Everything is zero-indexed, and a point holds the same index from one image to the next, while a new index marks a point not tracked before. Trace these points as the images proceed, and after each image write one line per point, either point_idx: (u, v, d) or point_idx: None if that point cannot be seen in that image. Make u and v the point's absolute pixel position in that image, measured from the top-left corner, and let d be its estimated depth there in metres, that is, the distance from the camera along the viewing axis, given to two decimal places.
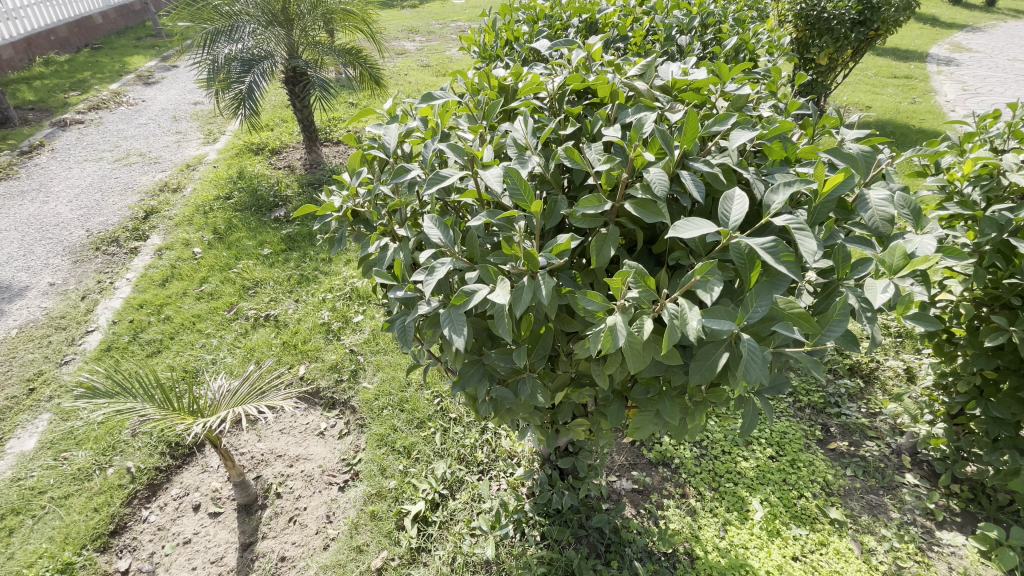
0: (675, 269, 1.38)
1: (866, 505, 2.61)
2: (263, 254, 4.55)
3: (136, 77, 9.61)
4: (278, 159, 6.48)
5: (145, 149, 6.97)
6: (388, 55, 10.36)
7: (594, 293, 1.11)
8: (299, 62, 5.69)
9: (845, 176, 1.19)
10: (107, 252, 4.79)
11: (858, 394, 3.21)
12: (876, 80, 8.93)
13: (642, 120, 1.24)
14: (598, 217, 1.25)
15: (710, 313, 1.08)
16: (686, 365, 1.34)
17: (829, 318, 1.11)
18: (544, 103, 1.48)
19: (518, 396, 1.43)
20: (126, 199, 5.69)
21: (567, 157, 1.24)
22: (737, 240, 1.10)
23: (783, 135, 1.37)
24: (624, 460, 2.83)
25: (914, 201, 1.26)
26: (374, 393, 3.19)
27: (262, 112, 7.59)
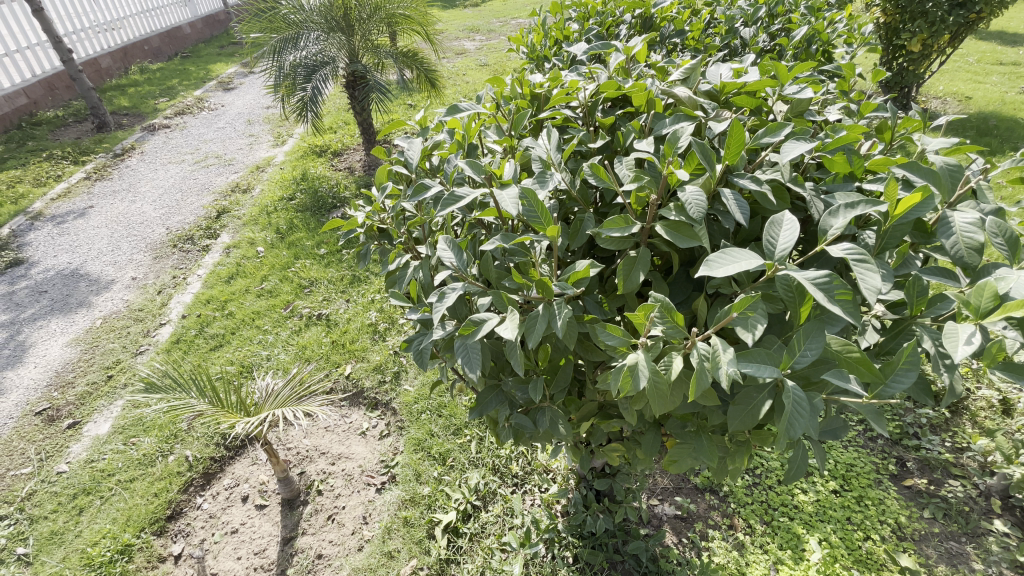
0: (716, 296, 1.25)
1: (944, 553, 2.32)
2: (320, 254, 4.72)
3: (218, 84, 10.33)
4: (339, 160, 6.73)
5: (221, 151, 7.48)
6: (447, 55, 10.47)
7: (615, 328, 1.02)
8: (358, 66, 5.86)
9: (922, 196, 1.01)
10: (182, 250, 5.17)
11: (942, 425, 2.85)
12: (978, 67, 7.96)
13: (677, 133, 1.12)
14: (627, 239, 1.16)
15: (748, 354, 0.96)
16: (725, 404, 1.22)
17: (895, 366, 0.95)
18: (575, 113, 1.39)
19: (538, 425, 1.38)
20: (201, 199, 6.13)
21: (593, 175, 1.15)
22: (785, 271, 0.97)
23: (848, 146, 1.20)
24: (668, 483, 2.68)
25: (1010, 228, 1.04)
26: (415, 396, 3.22)
27: (327, 115, 7.93)
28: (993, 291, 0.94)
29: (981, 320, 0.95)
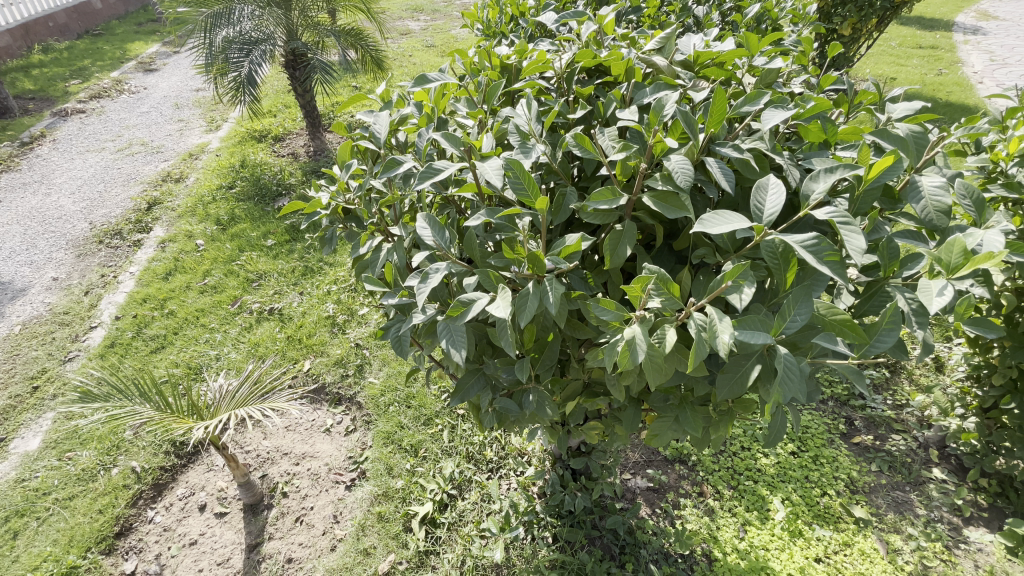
0: (698, 267, 1.25)
1: (892, 502, 2.49)
2: (267, 246, 4.43)
3: (137, 66, 9.46)
4: (281, 146, 6.34)
5: (148, 138, 6.90)
6: (391, 36, 10.04)
7: (609, 302, 1.00)
8: (298, 44, 5.51)
9: (895, 159, 1.04)
10: (110, 246, 4.76)
11: (884, 384, 3.04)
12: (900, 51, 8.53)
13: (661, 101, 1.09)
14: (612, 212, 1.14)
15: (742, 322, 0.96)
16: (712, 374, 1.22)
17: (880, 326, 0.97)
18: (551, 83, 1.34)
19: (523, 408, 1.37)
20: (129, 190, 5.64)
21: (578, 146, 1.11)
22: (772, 237, 0.98)
23: (821, 114, 1.22)
24: (639, 457, 2.72)
25: (976, 189, 1.11)
26: (380, 389, 3.11)
27: (264, 98, 7.44)
28: (961, 247, 0.98)
29: (952, 276, 0.99)
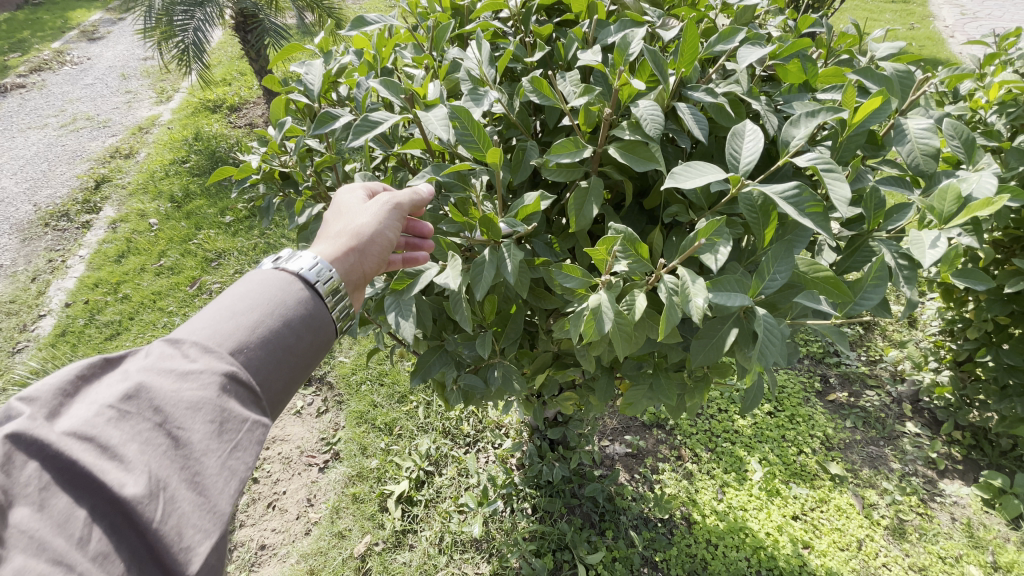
0: (671, 227, 1.16)
1: (867, 457, 2.52)
2: (226, 222, 4.19)
3: (79, 34, 8.78)
4: (238, 116, 5.98)
5: (93, 112, 6.45)
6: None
7: (573, 267, 0.90)
8: (247, 4, 5.11)
9: (882, 99, 0.94)
10: (57, 228, 4.47)
11: (858, 340, 3.03)
12: (874, 5, 8.40)
13: (627, 39, 0.97)
14: (576, 167, 1.03)
15: (718, 284, 0.87)
16: (687, 341, 1.15)
17: (864, 282, 0.90)
18: (506, 26, 1.20)
19: (489, 385, 1.28)
20: (74, 168, 5.28)
21: (535, 92, 0.99)
22: (750, 188, 0.88)
23: (801, 53, 1.11)
24: (617, 423, 2.69)
25: (966, 129, 1.03)
26: (351, 367, 3.00)
27: (218, 65, 6.98)
28: (955, 193, 0.89)
29: (945, 225, 0.91)
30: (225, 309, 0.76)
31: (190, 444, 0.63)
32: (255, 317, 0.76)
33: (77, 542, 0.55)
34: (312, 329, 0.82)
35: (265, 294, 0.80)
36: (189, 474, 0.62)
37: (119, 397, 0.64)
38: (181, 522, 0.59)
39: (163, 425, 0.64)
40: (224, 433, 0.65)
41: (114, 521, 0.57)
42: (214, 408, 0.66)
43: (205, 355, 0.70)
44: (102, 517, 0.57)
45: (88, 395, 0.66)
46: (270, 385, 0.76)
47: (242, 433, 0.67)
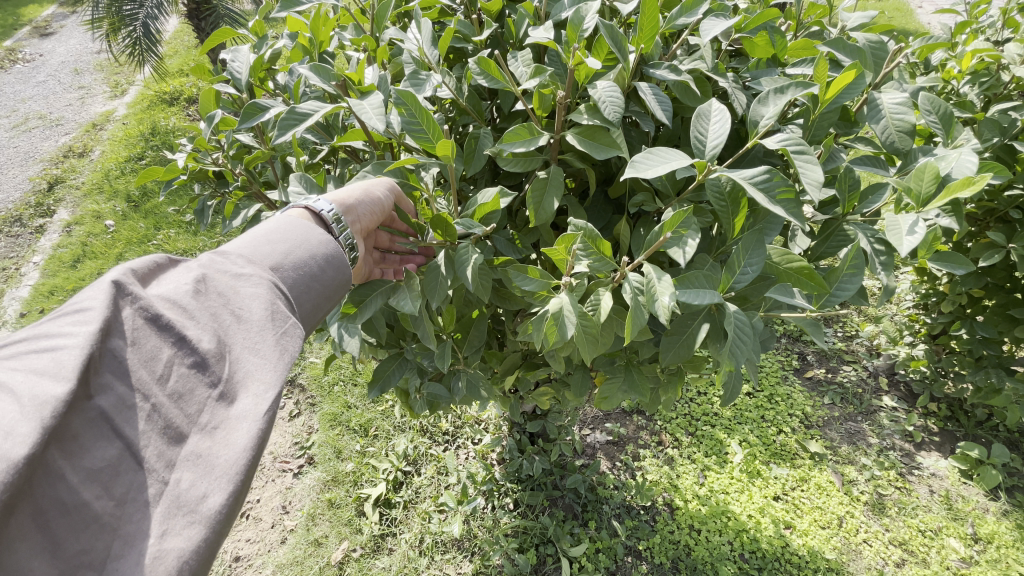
0: (638, 216, 1.09)
1: (846, 434, 2.53)
2: (187, 221, 4.01)
3: (30, 29, 8.34)
4: (196, 108, 5.71)
5: (42, 109, 6.11)
6: None
7: (531, 269, 0.83)
8: None
9: (855, 73, 0.88)
10: (7, 234, 4.24)
11: (834, 317, 3.03)
12: None
13: (581, 13, 0.88)
14: (533, 157, 0.95)
15: (685, 280, 0.81)
16: (658, 336, 1.09)
17: (840, 271, 0.84)
18: (453, 1, 1.10)
19: (454, 391, 1.21)
20: (24, 170, 5.01)
21: (483, 75, 0.90)
22: (716, 175, 0.81)
23: (769, 25, 1.03)
24: (597, 412, 2.65)
25: (942, 104, 0.97)
26: (323, 367, 2.91)
27: (174, 55, 6.67)
28: (933, 173, 0.84)
29: (922, 208, 0.85)
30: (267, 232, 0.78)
31: (253, 316, 0.65)
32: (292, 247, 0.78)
33: (157, 378, 0.57)
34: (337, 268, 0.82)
35: (293, 230, 0.82)
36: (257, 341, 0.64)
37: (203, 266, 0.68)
38: (248, 379, 0.61)
39: (236, 297, 0.67)
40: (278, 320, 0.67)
41: (191, 367, 0.60)
42: (272, 299, 0.69)
43: (253, 264, 0.72)
44: (180, 361, 0.59)
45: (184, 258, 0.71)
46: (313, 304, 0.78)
47: (293, 323, 0.68)
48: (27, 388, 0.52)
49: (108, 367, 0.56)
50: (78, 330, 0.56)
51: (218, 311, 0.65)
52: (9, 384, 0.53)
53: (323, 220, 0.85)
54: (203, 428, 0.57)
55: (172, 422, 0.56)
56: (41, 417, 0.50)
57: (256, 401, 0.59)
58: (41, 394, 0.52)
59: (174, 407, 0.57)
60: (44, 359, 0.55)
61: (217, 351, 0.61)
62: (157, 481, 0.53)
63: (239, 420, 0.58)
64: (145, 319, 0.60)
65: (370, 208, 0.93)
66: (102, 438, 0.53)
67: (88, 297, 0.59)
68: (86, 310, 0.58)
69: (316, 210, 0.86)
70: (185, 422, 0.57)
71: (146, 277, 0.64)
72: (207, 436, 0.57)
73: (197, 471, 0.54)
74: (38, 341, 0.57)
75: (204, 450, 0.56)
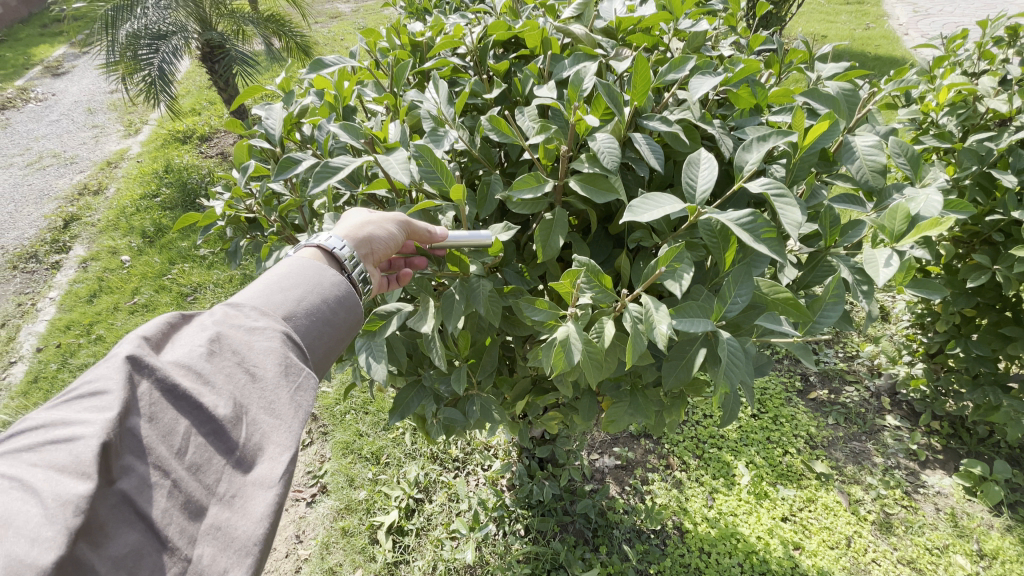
0: (637, 250, 1.18)
1: (850, 453, 2.57)
2: (200, 255, 4.14)
3: (44, 71, 8.66)
4: (209, 146, 5.92)
5: (59, 149, 6.33)
6: (320, 20, 9.51)
7: (540, 301, 0.91)
8: (213, 35, 5.10)
9: (828, 122, 0.98)
10: (25, 271, 4.36)
11: (835, 338, 3.10)
12: (829, 8, 8.69)
13: (580, 74, 0.99)
14: (540, 200, 1.04)
15: (681, 310, 0.89)
16: (659, 361, 1.17)
17: (823, 300, 0.92)
18: (464, 61, 1.22)
19: (469, 416, 1.28)
20: (41, 208, 5.18)
21: (494, 130, 1.00)
22: (707, 216, 0.91)
23: (750, 78, 1.15)
24: (605, 436, 2.69)
25: (910, 146, 1.07)
26: (335, 397, 2.97)
27: (187, 95, 6.94)
28: (905, 213, 0.92)
29: (896, 244, 0.93)
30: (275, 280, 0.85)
31: (263, 376, 0.73)
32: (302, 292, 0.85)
33: (176, 452, 0.64)
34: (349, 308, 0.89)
35: (302, 274, 0.88)
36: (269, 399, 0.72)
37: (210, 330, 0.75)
38: (261, 442, 0.69)
39: (247, 354, 0.75)
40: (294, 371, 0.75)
41: (205, 438, 0.66)
42: (282, 355, 0.76)
43: (265, 317, 0.79)
44: (195, 433, 0.66)
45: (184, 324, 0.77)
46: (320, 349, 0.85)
47: (305, 375, 0.76)
48: (51, 488, 0.57)
49: (128, 451, 0.62)
50: (98, 419, 0.62)
51: (229, 374, 0.72)
52: (34, 483, 0.58)
53: (335, 257, 0.93)
54: (221, 498, 0.64)
55: (195, 493, 0.63)
56: (68, 518, 0.55)
57: (272, 462, 0.68)
58: (67, 494, 0.57)
59: (196, 479, 0.64)
60: (64, 453, 0.60)
61: (232, 416, 0.68)
62: (187, 551, 0.60)
63: (257, 484, 0.66)
64: (159, 398, 0.67)
65: (385, 243, 0.98)
66: (125, 524, 0.58)
67: (104, 381, 0.65)
68: (106, 396, 0.64)
69: (328, 248, 0.92)
70: (206, 491, 0.64)
71: (157, 351, 0.71)
72: (227, 506, 0.64)
73: (225, 535, 0.62)
74: (54, 431, 0.62)
75: (226, 517, 0.63)
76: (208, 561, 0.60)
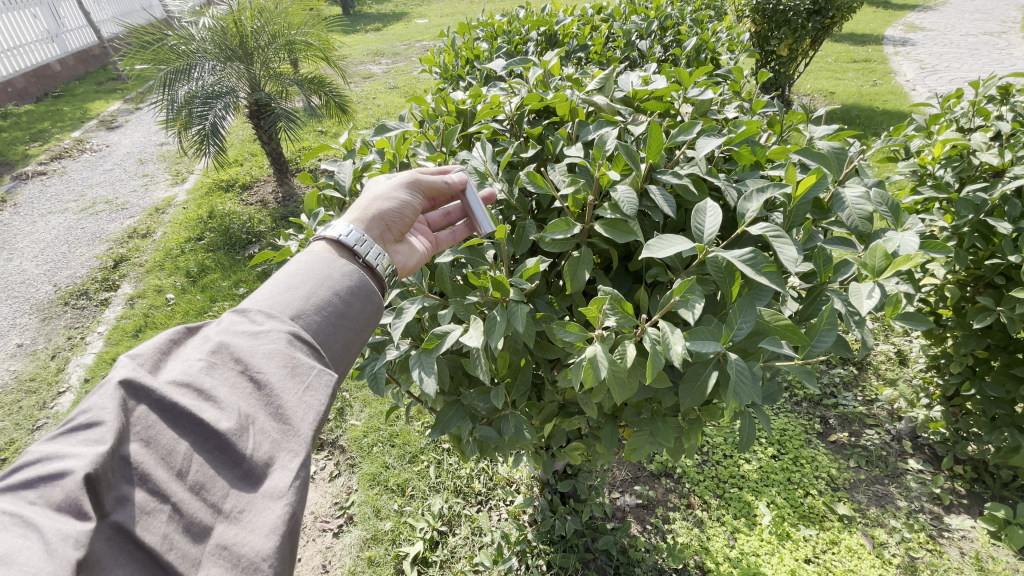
0: (654, 286, 1.34)
1: (873, 496, 2.57)
2: (239, 294, 4.40)
3: (98, 124, 9.41)
4: (249, 194, 6.35)
5: (112, 196, 6.83)
6: (354, 80, 10.26)
7: (571, 324, 1.06)
8: (261, 96, 5.59)
9: (818, 176, 1.15)
10: (76, 306, 4.67)
11: (853, 382, 3.15)
12: (836, 66, 9.09)
13: (604, 137, 1.19)
14: (569, 240, 1.21)
15: (693, 334, 1.03)
16: (676, 386, 1.30)
17: (818, 327, 1.07)
18: (503, 125, 1.44)
19: (502, 434, 1.41)
20: (94, 249, 5.57)
21: (531, 182, 1.19)
22: (714, 254, 1.06)
23: (750, 139, 1.32)
24: (626, 475, 2.75)
25: (892, 197, 1.23)
26: (363, 430, 3.09)
27: (231, 148, 7.50)
28: (882, 251, 1.09)
29: (877, 277, 1.10)
30: (282, 283, 0.95)
31: (267, 384, 0.82)
32: (310, 290, 0.94)
33: (177, 475, 0.71)
34: (362, 297, 0.98)
35: (309, 268, 0.97)
36: (270, 411, 0.80)
37: (208, 354, 0.84)
38: (264, 456, 0.75)
39: (245, 372, 0.83)
40: (299, 374, 0.83)
41: (204, 461, 0.73)
42: (287, 358, 0.84)
43: (270, 319, 0.89)
44: (193, 456, 0.73)
45: (182, 354, 0.86)
46: (335, 343, 0.93)
47: (312, 375, 0.84)
48: (52, 524, 0.63)
49: (126, 482, 0.69)
50: (91, 454, 0.68)
51: (226, 393, 0.80)
52: (33, 519, 0.64)
53: (348, 247, 1.04)
54: (226, 516, 0.70)
55: (199, 513, 0.69)
56: (67, 552, 0.60)
57: (277, 473, 0.75)
58: (69, 530, 0.63)
59: (198, 498, 0.70)
60: (58, 489, 0.66)
61: (235, 430, 0.76)
62: (194, 565, 0.66)
63: (261, 498, 0.73)
64: (155, 428, 0.74)
65: (400, 215, 1.17)
66: (124, 553, 0.64)
67: (100, 416, 0.72)
68: (101, 431, 0.71)
69: (340, 240, 1.03)
70: (211, 509, 0.70)
71: (152, 381, 0.78)
72: (232, 523, 0.70)
73: (234, 548, 0.68)
74: (49, 467, 0.69)
75: (233, 532, 0.69)
76: (218, 572, 0.66)
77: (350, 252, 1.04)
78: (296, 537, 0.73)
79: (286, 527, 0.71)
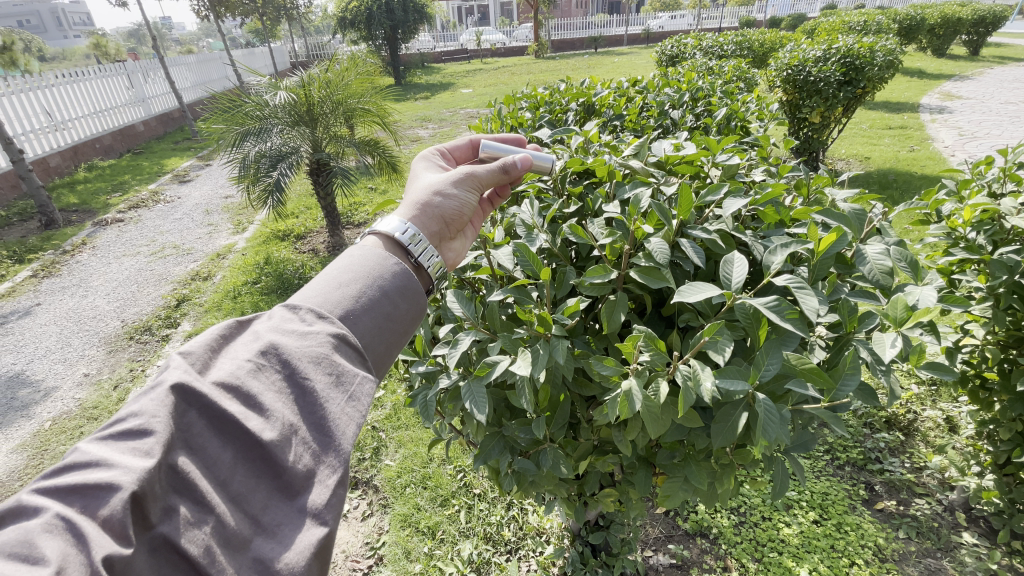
0: (685, 330, 1.44)
1: (925, 570, 2.43)
2: None
3: (172, 178, 10.37)
4: (302, 243, 6.81)
5: (179, 241, 7.45)
6: (403, 142, 11.07)
7: (608, 359, 1.18)
8: (322, 155, 6.12)
9: (838, 234, 1.26)
10: (139, 341, 5.04)
11: (899, 448, 3.04)
12: (872, 132, 9.22)
13: (638, 196, 1.34)
14: (606, 284, 1.33)
15: (723, 372, 1.12)
16: (708, 427, 1.37)
17: (842, 371, 1.14)
18: (548, 185, 1.64)
19: (540, 467, 1.49)
20: (159, 289, 6.04)
21: (573, 234, 1.36)
22: (741, 301, 1.16)
23: (775, 199, 1.44)
24: (659, 533, 2.70)
25: (910, 253, 1.32)
26: (397, 471, 3.16)
27: (288, 202, 8.13)
28: (904, 304, 1.19)
29: (900, 327, 1.18)
30: (334, 280, 1.06)
31: (311, 393, 0.89)
32: (359, 289, 1.05)
33: (223, 486, 0.76)
34: (407, 298, 1.11)
35: (364, 265, 1.10)
36: (311, 422, 0.86)
37: (256, 356, 0.90)
38: (303, 469, 0.81)
39: (290, 378, 0.89)
40: (342, 384, 0.91)
41: (245, 473, 0.78)
42: (330, 365, 0.92)
43: (320, 321, 0.98)
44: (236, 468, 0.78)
45: (230, 354, 0.92)
46: (375, 346, 1.04)
47: (355, 384, 0.92)
48: (100, 538, 0.65)
49: (171, 493, 0.72)
50: (138, 467, 0.70)
51: (269, 402, 0.85)
52: (81, 530, 0.65)
53: (402, 245, 1.20)
54: (264, 530, 0.75)
55: (239, 525, 0.74)
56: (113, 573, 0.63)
57: (314, 489, 0.81)
58: (117, 546, 0.65)
59: (238, 510, 0.75)
60: (104, 500, 0.68)
61: (278, 442, 0.81)
62: None
63: (296, 513, 0.79)
64: (202, 437, 0.78)
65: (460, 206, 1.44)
66: (169, 565, 0.68)
67: (149, 423, 0.75)
68: (151, 441, 0.73)
69: (395, 238, 1.20)
70: (249, 522, 0.75)
71: (201, 386, 0.82)
72: (269, 537, 0.75)
73: (270, 563, 0.73)
74: (92, 475, 0.70)
75: (270, 547, 0.74)
76: None
77: (403, 250, 1.21)
78: (325, 553, 0.79)
79: (319, 546, 0.77)
